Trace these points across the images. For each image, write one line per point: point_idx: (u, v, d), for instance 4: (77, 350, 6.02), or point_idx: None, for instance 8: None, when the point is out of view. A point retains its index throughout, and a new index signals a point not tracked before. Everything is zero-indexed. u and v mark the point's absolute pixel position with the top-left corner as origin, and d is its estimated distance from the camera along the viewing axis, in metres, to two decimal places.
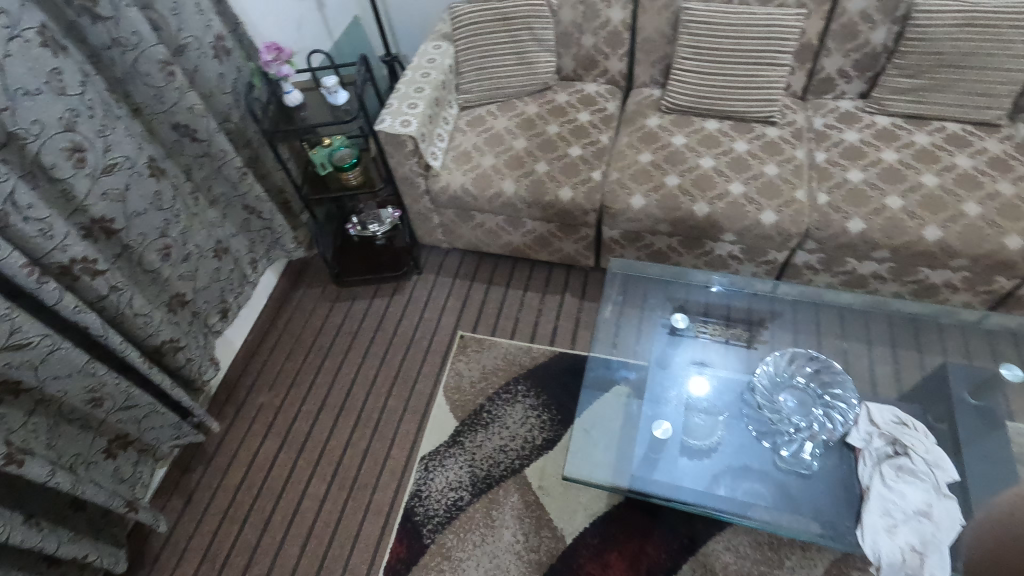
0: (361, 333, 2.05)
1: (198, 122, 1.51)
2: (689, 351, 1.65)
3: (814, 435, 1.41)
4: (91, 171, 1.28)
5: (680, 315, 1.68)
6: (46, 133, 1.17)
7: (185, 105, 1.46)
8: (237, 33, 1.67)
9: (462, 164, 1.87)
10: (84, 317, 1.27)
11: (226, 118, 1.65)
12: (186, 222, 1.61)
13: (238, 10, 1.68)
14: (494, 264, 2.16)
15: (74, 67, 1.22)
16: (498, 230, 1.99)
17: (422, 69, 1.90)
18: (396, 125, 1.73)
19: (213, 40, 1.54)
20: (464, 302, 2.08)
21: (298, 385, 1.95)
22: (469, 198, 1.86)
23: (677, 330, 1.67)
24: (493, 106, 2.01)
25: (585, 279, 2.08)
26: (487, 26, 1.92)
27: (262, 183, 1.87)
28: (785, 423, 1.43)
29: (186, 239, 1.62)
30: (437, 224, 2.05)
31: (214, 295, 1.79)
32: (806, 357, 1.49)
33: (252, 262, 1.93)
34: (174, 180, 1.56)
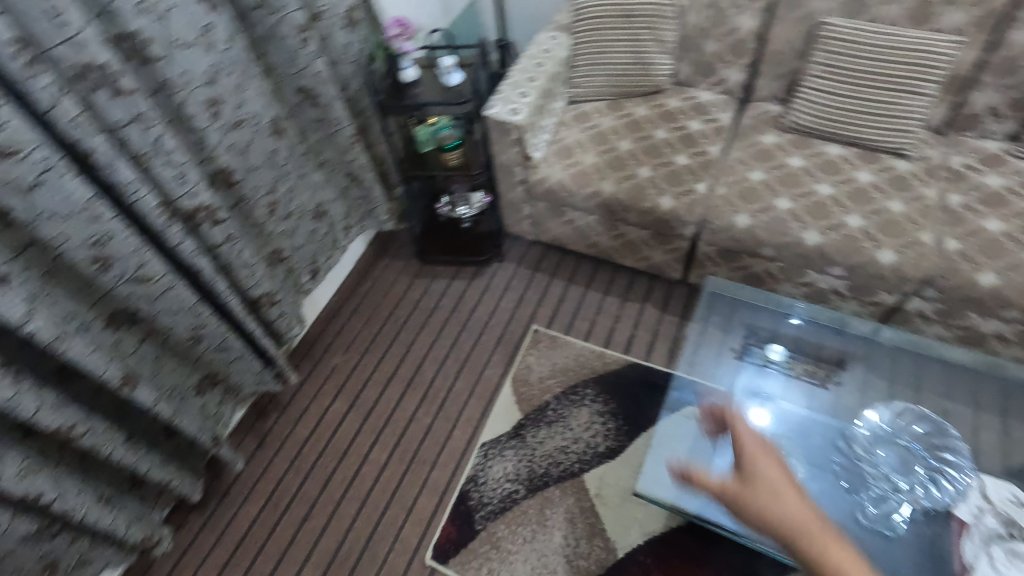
0: (437, 312, 2.08)
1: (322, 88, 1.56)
2: (775, 384, 1.55)
3: (915, 500, 1.29)
4: (224, 124, 1.35)
5: (777, 347, 1.60)
6: (192, 84, 1.23)
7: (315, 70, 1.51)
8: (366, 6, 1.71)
9: (563, 159, 1.85)
10: (198, 260, 1.35)
11: (346, 87, 1.71)
12: (295, 181, 1.67)
13: None
14: (576, 263, 2.14)
15: (225, 23, 1.27)
16: (588, 229, 1.96)
17: (535, 58, 1.89)
18: (505, 113, 1.73)
19: (346, 10, 1.58)
20: (541, 296, 2.07)
21: (372, 351, 2.01)
22: (564, 194, 1.84)
23: (769, 363, 1.58)
24: (601, 103, 1.97)
25: (668, 291, 2.02)
26: (609, 22, 1.88)
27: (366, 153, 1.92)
28: (880, 480, 1.33)
29: (292, 199, 1.69)
30: (526, 215, 2.05)
31: (308, 254, 1.86)
32: (916, 416, 1.39)
33: (345, 228, 1.99)
34: (292, 141, 1.62)
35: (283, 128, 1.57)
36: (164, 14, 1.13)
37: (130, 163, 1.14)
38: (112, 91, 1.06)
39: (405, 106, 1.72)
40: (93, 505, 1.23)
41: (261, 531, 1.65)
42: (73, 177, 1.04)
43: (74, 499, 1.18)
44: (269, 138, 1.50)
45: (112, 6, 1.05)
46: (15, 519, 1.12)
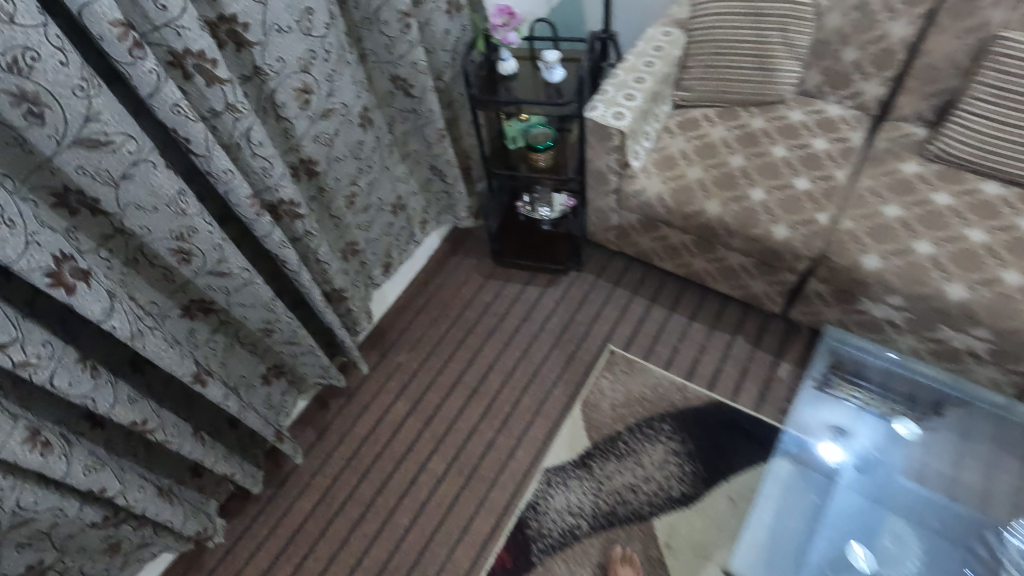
0: (508, 318, 1.98)
1: (418, 80, 1.45)
2: (895, 458, 1.37)
3: None
4: (313, 113, 1.27)
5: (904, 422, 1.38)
6: (285, 72, 1.15)
7: (412, 59, 1.40)
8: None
9: (664, 170, 1.69)
10: (285, 252, 1.30)
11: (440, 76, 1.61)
12: (378, 174, 1.59)
13: None
14: (661, 281, 1.97)
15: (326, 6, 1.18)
16: (681, 248, 1.79)
17: (647, 56, 1.71)
18: (609, 116, 1.57)
19: None
20: (620, 314, 1.93)
21: (440, 354, 1.93)
22: (662, 209, 1.68)
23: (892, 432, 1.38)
24: (712, 110, 1.77)
25: (763, 324, 1.82)
26: (734, 20, 1.67)
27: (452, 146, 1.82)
28: None
29: (374, 192, 1.61)
30: (613, 225, 1.89)
31: (382, 248, 1.79)
32: None
33: (423, 221, 1.91)
34: (379, 131, 1.53)
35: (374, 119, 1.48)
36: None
37: (222, 154, 1.08)
38: (207, 78, 0.99)
39: (500, 104, 1.57)
40: (154, 499, 1.21)
41: (314, 528, 1.63)
42: (163, 170, 0.99)
43: (135, 493, 1.15)
44: (358, 129, 1.41)
45: None
46: (82, 508, 1.11)
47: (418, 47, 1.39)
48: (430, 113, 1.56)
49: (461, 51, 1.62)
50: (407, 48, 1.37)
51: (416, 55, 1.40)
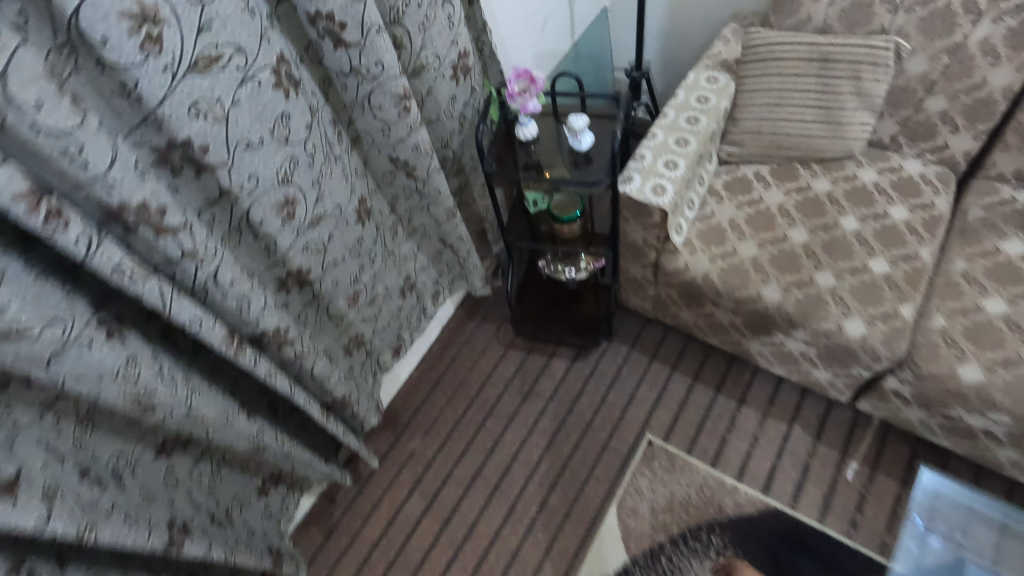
0: (532, 398, 1.77)
1: (422, 162, 1.23)
2: None
3: None
4: (299, 224, 1.06)
5: None
6: (261, 189, 0.95)
7: (414, 142, 1.18)
8: (478, 42, 1.34)
9: (711, 245, 1.44)
10: (275, 381, 1.07)
11: (446, 144, 1.38)
12: (381, 262, 1.39)
13: (487, 14, 1.36)
14: (704, 355, 1.75)
15: (305, 104, 0.97)
16: (730, 327, 1.55)
17: (690, 109, 1.46)
18: (646, 192, 1.33)
19: (455, 58, 1.22)
20: (659, 395, 1.71)
21: (457, 442, 1.73)
22: (709, 291, 1.45)
23: None
24: (766, 168, 1.52)
25: (825, 411, 1.59)
26: (793, 68, 1.42)
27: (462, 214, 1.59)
28: None
29: (375, 282, 1.40)
30: (650, 296, 1.66)
31: (391, 333, 1.59)
32: None
33: (434, 294, 1.71)
34: (377, 217, 1.32)
35: (371, 207, 1.27)
36: (225, 113, 0.83)
37: (189, 300, 0.86)
38: (155, 229, 0.78)
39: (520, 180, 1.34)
40: None
41: None
42: (102, 344, 0.79)
43: None
44: (355, 226, 1.21)
45: (156, 113, 0.75)
46: None
47: (420, 130, 1.17)
48: (439, 193, 1.34)
49: (471, 115, 1.39)
50: (407, 132, 1.15)
51: (419, 138, 1.18)
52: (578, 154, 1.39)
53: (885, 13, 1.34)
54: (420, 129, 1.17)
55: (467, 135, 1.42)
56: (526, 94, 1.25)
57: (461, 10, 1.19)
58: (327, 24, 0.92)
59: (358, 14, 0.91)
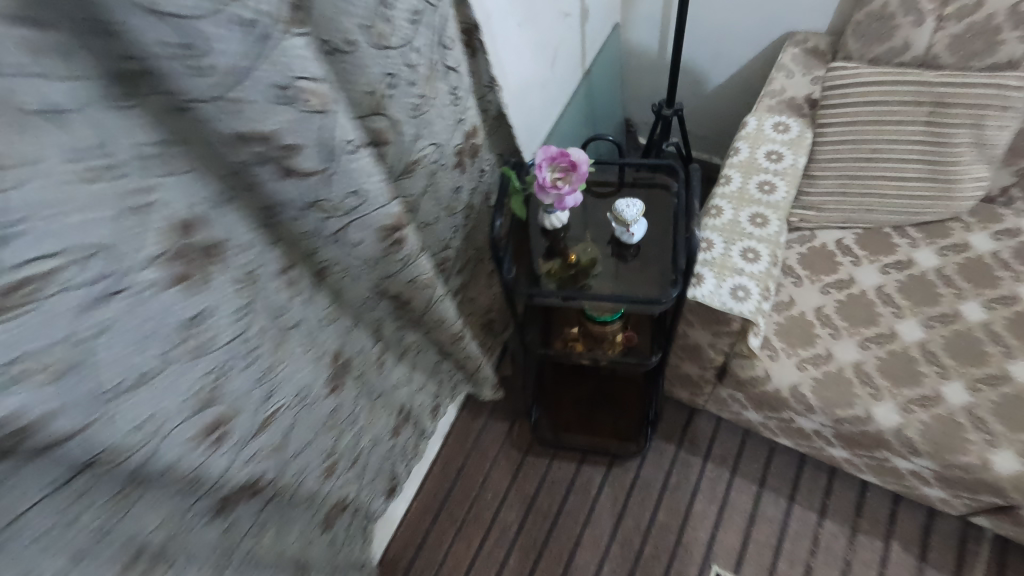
0: (564, 524, 1.41)
1: (419, 290, 0.87)
2: None
3: None
4: (241, 440, 0.67)
5: None
6: (165, 430, 0.55)
7: (409, 271, 0.82)
8: (482, 104, 0.95)
9: (797, 346, 1.11)
10: None
11: (446, 246, 0.99)
12: (364, 412, 1.00)
13: (493, 60, 0.99)
14: (768, 453, 1.44)
15: (223, 277, 0.59)
16: (815, 436, 1.23)
17: (760, 172, 1.11)
18: (721, 296, 0.98)
19: (461, 142, 0.87)
20: (721, 509, 1.38)
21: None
22: (799, 406, 1.12)
23: None
24: (851, 236, 1.19)
25: (924, 523, 1.31)
26: (893, 115, 1.09)
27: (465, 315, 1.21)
28: None
29: (358, 440, 1.01)
30: (706, 393, 1.33)
31: (383, 477, 1.20)
32: None
33: (434, 410, 1.32)
34: (354, 363, 0.93)
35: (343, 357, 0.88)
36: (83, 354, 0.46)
37: None
38: None
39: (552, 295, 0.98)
40: None
41: None
42: None
43: None
44: (324, 400, 0.84)
45: None
46: None
47: (418, 257, 0.81)
48: (442, 318, 0.97)
49: (475, 202, 1.01)
50: (396, 263, 0.79)
51: (416, 265, 0.82)
52: (626, 247, 1.04)
53: (1017, 42, 1.00)
54: (417, 255, 0.81)
55: (470, 226, 1.04)
56: (564, 186, 0.90)
57: (464, 72, 0.81)
58: (264, 149, 0.53)
59: (318, 131, 0.55)
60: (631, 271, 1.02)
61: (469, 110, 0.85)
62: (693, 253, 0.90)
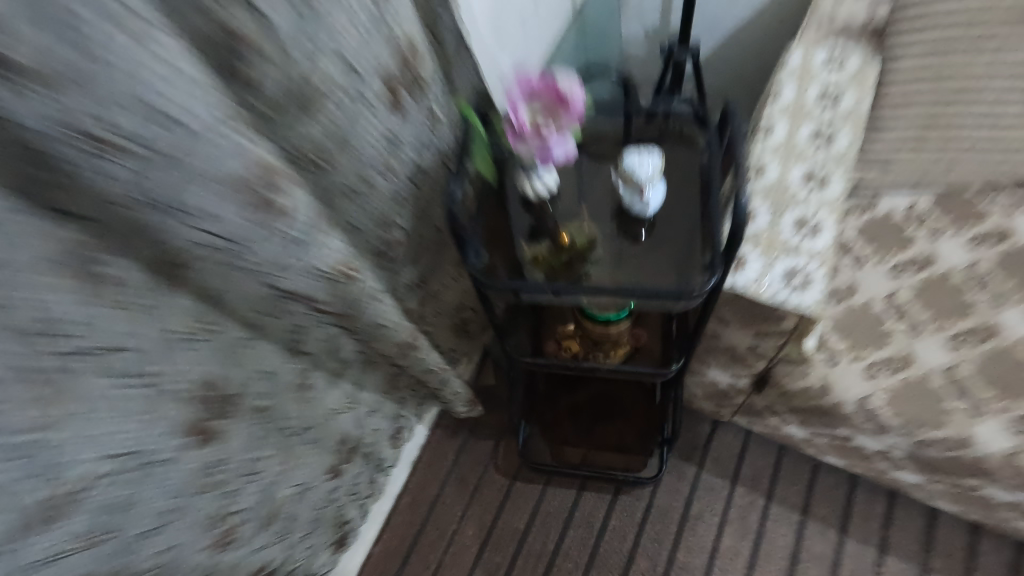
0: (563, 568, 1.14)
1: (331, 283, 0.62)
2: None
3: None
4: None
5: None
6: None
7: (309, 254, 0.58)
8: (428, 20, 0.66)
9: (863, 347, 0.84)
10: None
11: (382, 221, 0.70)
12: (273, 452, 0.72)
13: None
14: (810, 473, 1.17)
15: None
16: (878, 457, 0.97)
17: (811, 117, 0.82)
18: (778, 288, 0.71)
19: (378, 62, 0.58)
20: (756, 546, 1.12)
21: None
22: (865, 423, 0.85)
23: None
24: (926, 200, 0.92)
25: (1011, 558, 1.05)
26: (991, 35, 0.81)
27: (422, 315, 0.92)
28: None
29: (268, 491, 0.73)
30: (736, 404, 1.06)
31: (325, 529, 0.93)
32: None
33: (394, 435, 1.05)
34: (244, 390, 0.65)
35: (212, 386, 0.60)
36: None
37: None
38: None
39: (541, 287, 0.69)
40: None
41: None
42: None
43: None
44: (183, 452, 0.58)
45: None
46: None
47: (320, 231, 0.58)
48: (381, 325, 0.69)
49: (423, 161, 0.73)
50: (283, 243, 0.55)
51: (318, 244, 0.58)
52: (637, 223, 0.75)
53: None
54: (319, 229, 0.58)
55: (418, 194, 0.76)
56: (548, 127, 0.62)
57: None
58: None
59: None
60: (646, 255, 0.74)
61: (396, 18, 0.58)
62: (742, 224, 0.62)
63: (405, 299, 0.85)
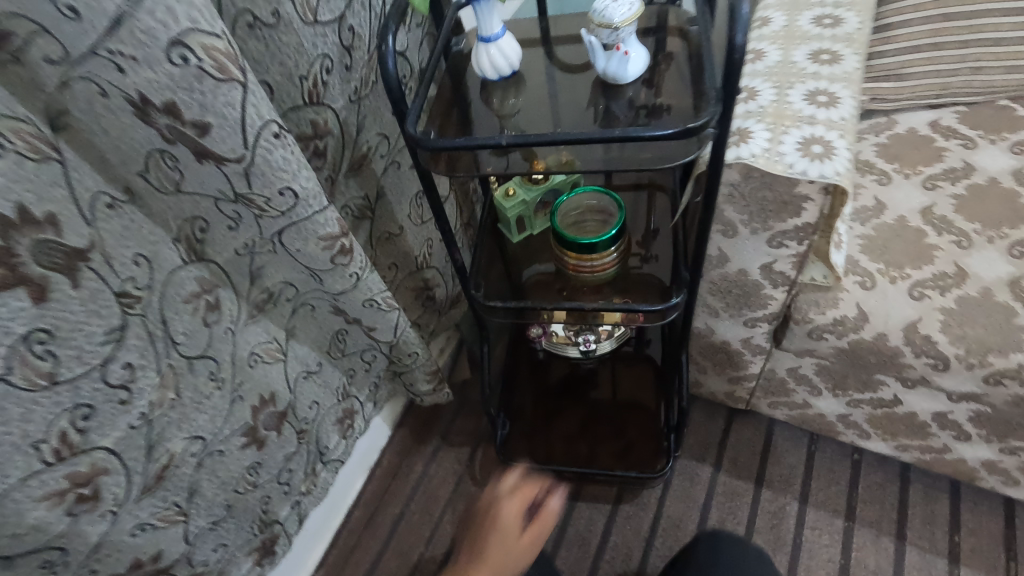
0: None
1: (202, 79, 0.42)
2: None
3: None
4: None
5: None
6: None
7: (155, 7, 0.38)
8: None
9: (904, 265, 0.69)
10: None
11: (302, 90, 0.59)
12: (152, 371, 0.52)
13: None
14: (852, 471, 0.96)
15: None
16: (936, 426, 0.78)
17: (812, 7, 0.74)
18: (812, 159, 0.57)
19: None
20: (794, 561, 0.89)
21: (487, 534, 0.69)
22: (917, 359, 0.67)
23: None
24: (949, 115, 0.80)
25: None
26: None
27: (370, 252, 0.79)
28: None
29: (146, 435, 0.53)
30: (753, 375, 0.88)
31: (243, 525, 0.72)
32: None
33: (343, 418, 0.86)
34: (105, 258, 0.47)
35: (54, 235, 0.42)
36: None
37: None
38: None
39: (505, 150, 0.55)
40: None
41: None
42: None
43: None
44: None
45: None
46: None
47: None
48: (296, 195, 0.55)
49: (356, 24, 0.62)
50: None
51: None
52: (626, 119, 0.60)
53: None
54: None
55: (355, 72, 0.65)
56: None
57: None
58: None
59: None
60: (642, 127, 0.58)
61: None
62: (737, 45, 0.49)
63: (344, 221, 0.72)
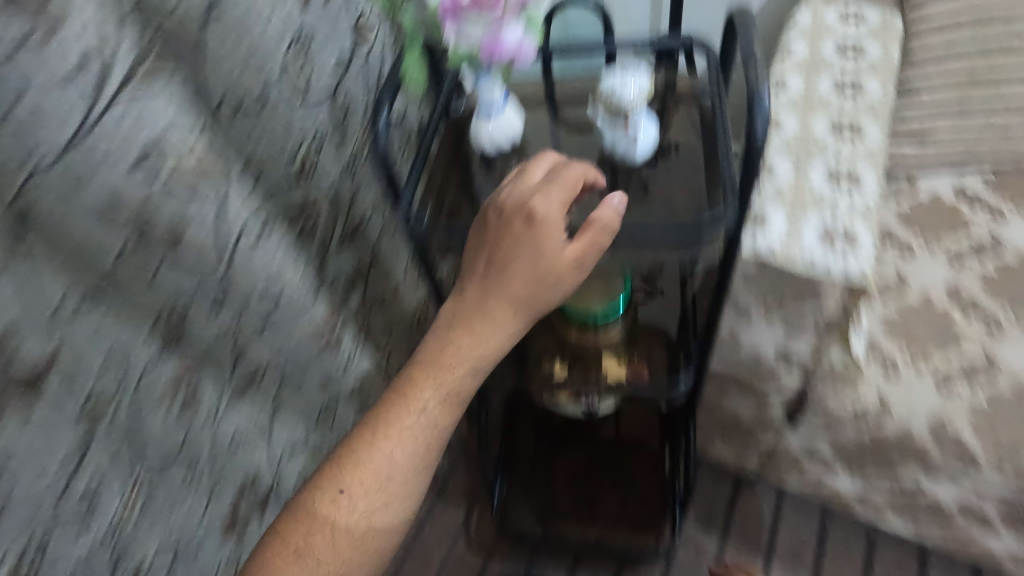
0: None
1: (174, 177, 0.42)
2: None
3: None
4: None
5: None
6: None
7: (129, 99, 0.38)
8: None
9: (928, 354, 0.65)
10: None
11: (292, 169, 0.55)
12: (118, 483, 0.48)
13: None
14: (866, 548, 0.91)
15: None
16: (961, 517, 0.73)
17: (833, 69, 0.69)
18: (835, 250, 0.54)
19: None
20: None
21: (508, 260, 0.48)
22: (944, 456, 0.63)
23: None
24: (975, 178, 0.76)
25: None
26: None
27: (364, 317, 0.75)
28: None
29: (111, 550, 0.48)
30: (765, 448, 0.84)
31: None
32: None
33: None
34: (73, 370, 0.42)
35: (7, 353, 0.37)
36: None
37: None
38: None
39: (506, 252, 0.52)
40: None
41: None
42: None
43: None
44: None
45: None
46: None
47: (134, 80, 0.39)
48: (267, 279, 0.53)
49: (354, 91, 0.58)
50: (81, 93, 0.36)
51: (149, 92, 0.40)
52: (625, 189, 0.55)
53: None
54: (137, 82, 0.40)
55: (349, 141, 0.61)
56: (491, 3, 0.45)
57: None
58: None
59: None
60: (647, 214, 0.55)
61: None
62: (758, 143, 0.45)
63: (335, 291, 0.69)
